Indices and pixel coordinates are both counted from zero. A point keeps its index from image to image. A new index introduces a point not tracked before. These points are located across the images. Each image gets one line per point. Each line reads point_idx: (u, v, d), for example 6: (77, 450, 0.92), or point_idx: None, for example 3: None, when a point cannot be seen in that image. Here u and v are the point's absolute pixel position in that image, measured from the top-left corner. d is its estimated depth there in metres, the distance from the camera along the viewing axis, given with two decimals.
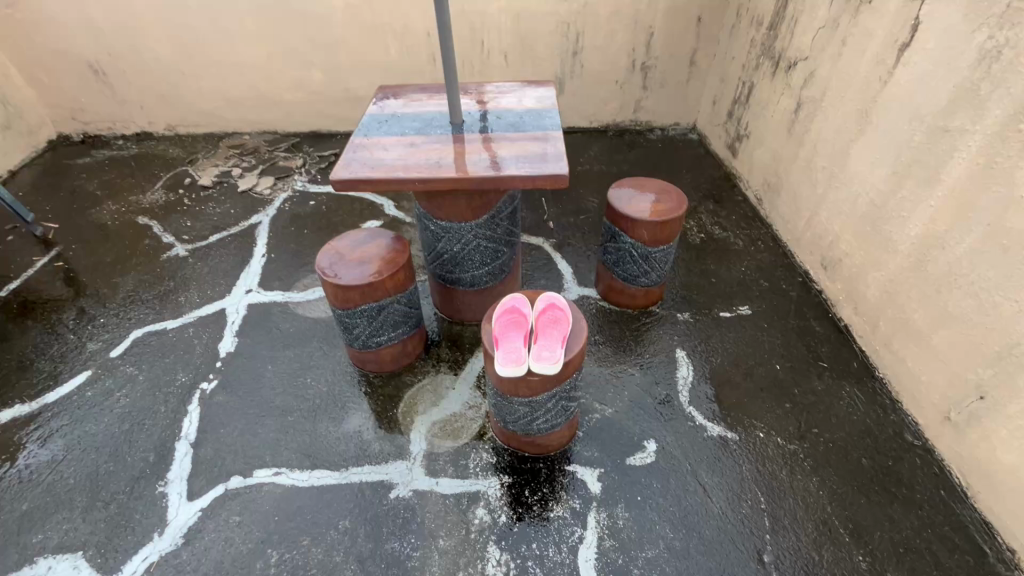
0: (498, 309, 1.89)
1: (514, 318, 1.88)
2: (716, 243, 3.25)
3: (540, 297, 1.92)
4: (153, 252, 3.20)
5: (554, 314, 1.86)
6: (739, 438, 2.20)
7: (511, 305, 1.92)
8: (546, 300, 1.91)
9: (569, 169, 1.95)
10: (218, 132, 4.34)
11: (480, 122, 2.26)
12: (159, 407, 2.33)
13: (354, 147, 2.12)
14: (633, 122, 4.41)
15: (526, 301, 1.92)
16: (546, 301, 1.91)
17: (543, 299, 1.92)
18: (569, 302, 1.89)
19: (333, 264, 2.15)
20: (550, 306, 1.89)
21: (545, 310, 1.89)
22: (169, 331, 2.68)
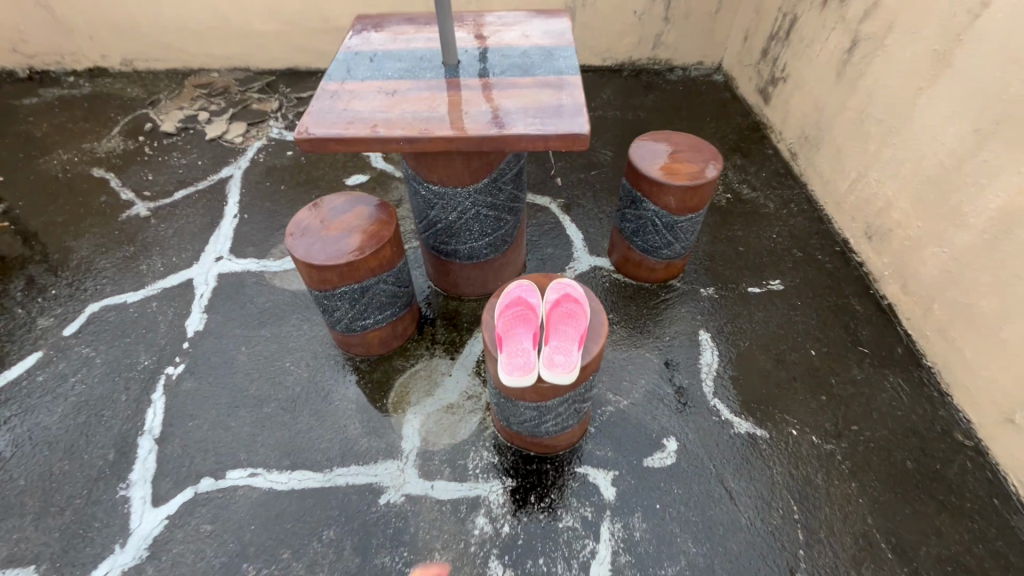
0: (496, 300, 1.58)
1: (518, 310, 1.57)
2: (743, 205, 2.89)
3: (550, 285, 1.62)
4: (110, 211, 2.84)
5: (567, 305, 1.56)
6: (769, 435, 1.97)
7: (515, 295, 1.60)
8: (557, 288, 1.61)
9: (590, 126, 1.57)
10: (182, 69, 3.84)
11: (480, 63, 1.85)
12: (119, 395, 2.07)
13: (325, 96, 1.72)
14: (651, 59, 3.91)
15: (533, 290, 1.61)
16: (556, 289, 1.61)
17: (553, 287, 1.61)
18: (588, 292, 1.57)
19: (306, 238, 1.82)
20: (565, 297, 1.58)
21: (557, 300, 1.58)
22: (130, 305, 2.38)
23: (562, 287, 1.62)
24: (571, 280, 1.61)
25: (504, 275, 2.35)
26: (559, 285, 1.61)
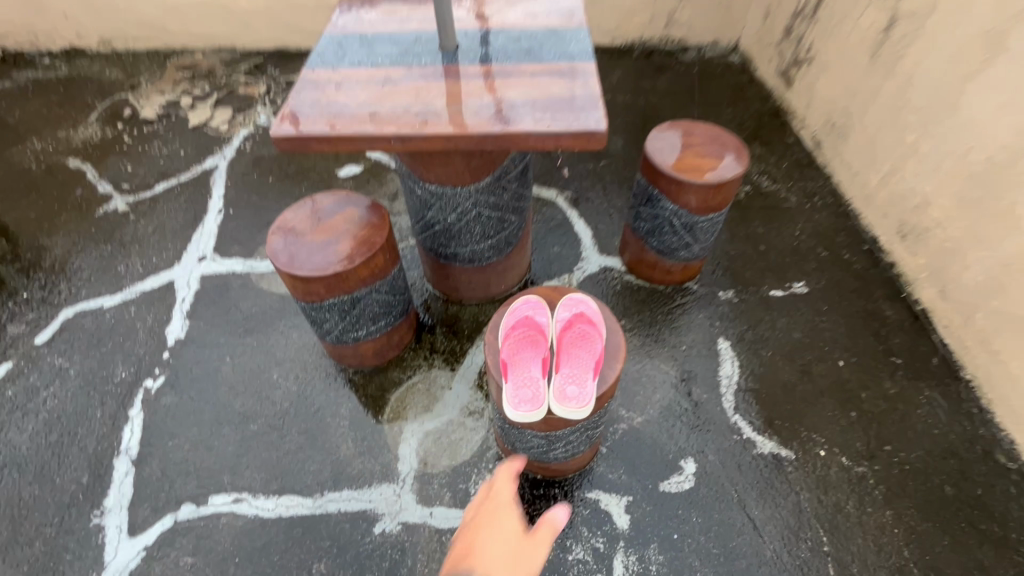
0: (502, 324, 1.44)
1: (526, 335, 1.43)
2: (764, 198, 2.69)
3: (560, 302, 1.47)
4: (86, 205, 2.66)
5: (580, 326, 1.41)
6: (795, 457, 1.82)
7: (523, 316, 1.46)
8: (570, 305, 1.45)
9: (607, 122, 1.38)
10: (164, 48, 3.60)
11: (481, 46, 1.64)
12: (95, 411, 1.93)
13: (306, 86, 1.53)
14: (663, 38, 3.66)
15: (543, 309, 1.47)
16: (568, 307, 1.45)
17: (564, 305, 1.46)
18: (604, 312, 1.40)
19: (289, 245, 1.64)
20: (579, 318, 1.42)
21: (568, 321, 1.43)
22: (106, 310, 2.22)
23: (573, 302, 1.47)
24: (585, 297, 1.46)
25: (507, 278, 2.18)
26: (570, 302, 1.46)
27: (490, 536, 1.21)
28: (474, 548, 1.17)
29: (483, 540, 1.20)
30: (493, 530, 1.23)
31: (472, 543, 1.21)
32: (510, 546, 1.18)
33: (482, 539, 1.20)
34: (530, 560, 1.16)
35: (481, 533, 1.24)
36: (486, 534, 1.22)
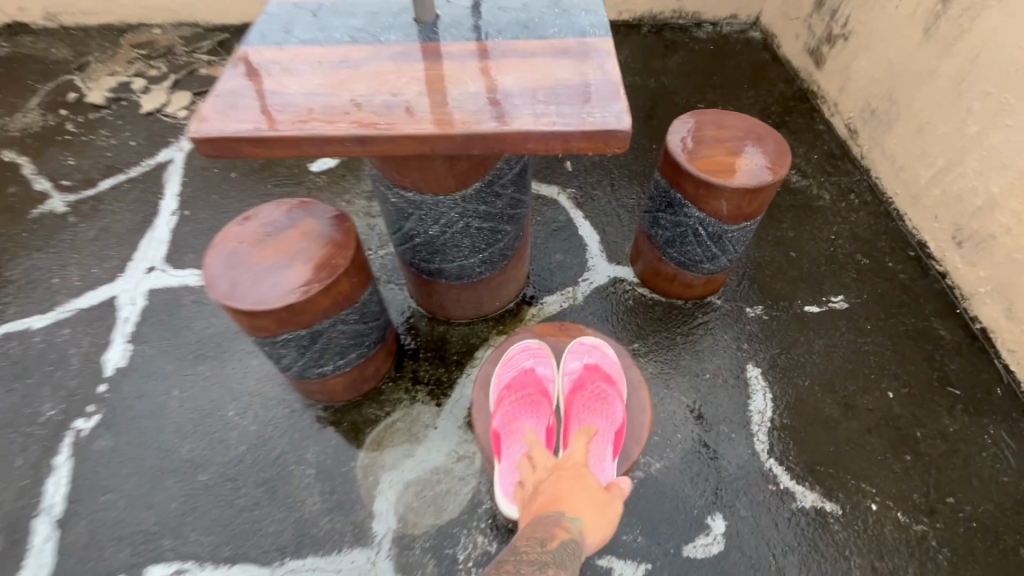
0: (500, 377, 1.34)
1: (529, 388, 1.34)
2: (794, 196, 2.37)
3: (569, 347, 1.38)
4: (20, 206, 2.32)
5: (596, 384, 1.34)
6: (842, 512, 1.54)
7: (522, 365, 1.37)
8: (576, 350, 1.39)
9: (630, 117, 1.05)
10: (116, 23, 3.20)
11: (470, 17, 1.31)
12: (14, 459, 1.63)
13: (242, 70, 1.19)
14: (676, 12, 3.29)
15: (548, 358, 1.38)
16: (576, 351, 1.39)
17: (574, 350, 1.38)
18: (618, 369, 1.35)
19: (231, 268, 1.33)
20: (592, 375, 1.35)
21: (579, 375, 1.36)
22: (35, 333, 1.91)
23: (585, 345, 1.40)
24: (600, 346, 1.38)
25: (502, 294, 1.87)
26: (582, 347, 1.38)
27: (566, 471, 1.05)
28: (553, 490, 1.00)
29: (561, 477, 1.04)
30: (570, 467, 1.06)
31: (547, 480, 1.04)
32: (591, 488, 1.03)
33: (562, 476, 1.03)
34: (607, 511, 1.01)
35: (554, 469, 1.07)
36: (564, 469, 1.06)
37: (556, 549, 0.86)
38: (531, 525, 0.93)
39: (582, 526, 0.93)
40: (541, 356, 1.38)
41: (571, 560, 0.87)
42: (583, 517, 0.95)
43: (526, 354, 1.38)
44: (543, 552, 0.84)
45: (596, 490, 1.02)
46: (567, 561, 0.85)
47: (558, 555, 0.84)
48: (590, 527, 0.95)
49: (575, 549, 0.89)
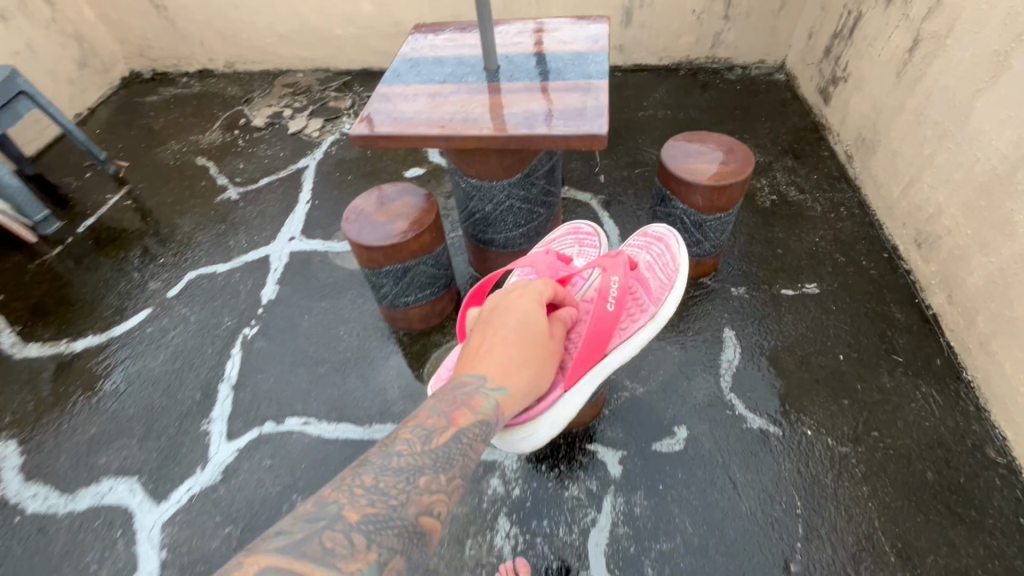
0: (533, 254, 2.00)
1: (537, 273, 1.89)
2: (789, 207, 2.85)
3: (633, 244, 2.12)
4: (209, 194, 3.33)
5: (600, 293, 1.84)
6: (783, 433, 2.00)
7: (571, 251, 2.18)
8: (637, 242, 2.15)
9: (608, 129, 1.70)
10: (273, 70, 4.30)
11: (521, 68, 2.02)
12: (207, 348, 2.48)
13: (380, 98, 1.96)
14: (710, 58, 3.89)
15: (595, 249, 2.14)
16: (636, 241, 2.16)
17: (635, 244, 2.14)
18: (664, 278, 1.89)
19: (360, 221, 2.08)
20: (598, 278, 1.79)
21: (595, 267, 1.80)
22: (219, 274, 2.81)
23: (651, 236, 2.10)
24: (658, 243, 2.04)
25: None
26: (645, 241, 2.09)
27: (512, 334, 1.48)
28: (487, 354, 1.42)
29: (507, 341, 1.46)
30: (506, 343, 1.45)
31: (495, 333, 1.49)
32: (518, 368, 1.41)
33: (503, 350, 1.44)
34: (513, 382, 1.38)
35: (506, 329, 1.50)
36: (511, 335, 1.48)
37: (449, 438, 1.16)
38: (443, 403, 1.25)
39: (489, 389, 1.33)
40: (587, 247, 2.16)
41: (454, 461, 1.13)
42: (499, 392, 1.34)
43: (574, 240, 2.21)
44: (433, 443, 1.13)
45: (525, 376, 1.41)
46: (454, 456, 1.13)
47: (445, 451, 1.12)
48: (498, 389, 1.34)
49: (479, 434, 1.21)
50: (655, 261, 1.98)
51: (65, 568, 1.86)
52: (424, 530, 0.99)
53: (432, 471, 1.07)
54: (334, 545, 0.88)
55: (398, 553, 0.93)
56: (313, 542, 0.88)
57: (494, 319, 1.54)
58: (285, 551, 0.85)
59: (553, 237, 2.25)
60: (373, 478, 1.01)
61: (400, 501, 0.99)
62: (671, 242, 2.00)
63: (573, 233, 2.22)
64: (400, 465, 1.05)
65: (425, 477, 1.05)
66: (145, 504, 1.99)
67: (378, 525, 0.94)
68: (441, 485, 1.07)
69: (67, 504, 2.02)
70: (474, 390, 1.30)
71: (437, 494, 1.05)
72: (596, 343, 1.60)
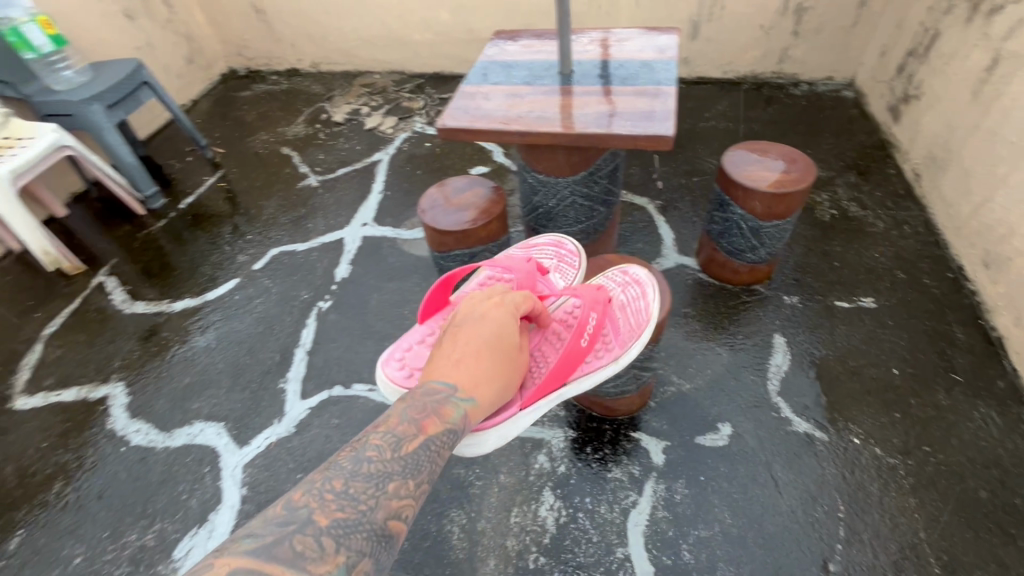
0: (513, 260, 1.97)
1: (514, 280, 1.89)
2: (850, 222, 2.84)
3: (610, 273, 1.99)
4: (292, 181, 3.65)
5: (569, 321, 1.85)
6: (829, 439, 2.03)
7: (549, 263, 2.13)
8: (615, 276, 1.97)
9: (675, 131, 1.82)
10: (353, 71, 4.64)
11: (593, 73, 2.17)
12: (286, 316, 2.74)
13: (463, 96, 2.15)
14: (776, 73, 3.91)
15: (573, 270, 2.07)
16: (613, 275, 1.98)
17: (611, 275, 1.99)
18: (631, 321, 1.80)
19: (434, 207, 2.27)
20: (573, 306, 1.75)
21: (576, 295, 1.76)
22: (299, 252, 3.08)
23: (630, 275, 1.92)
24: (637, 281, 1.89)
25: None
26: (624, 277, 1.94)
27: (484, 346, 1.50)
28: (461, 362, 1.44)
29: (478, 351, 1.49)
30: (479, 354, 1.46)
31: (469, 340, 1.50)
32: (484, 382, 1.43)
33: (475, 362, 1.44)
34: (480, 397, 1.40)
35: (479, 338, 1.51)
36: (483, 344, 1.50)
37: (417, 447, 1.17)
38: (413, 409, 1.26)
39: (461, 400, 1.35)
40: (566, 262, 2.11)
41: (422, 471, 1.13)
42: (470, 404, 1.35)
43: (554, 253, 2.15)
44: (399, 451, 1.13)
45: (492, 390, 1.44)
46: (423, 462, 1.15)
47: (414, 458, 1.14)
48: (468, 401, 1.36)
49: (446, 441, 1.23)
50: (628, 303, 1.85)
51: (162, 494, 2.11)
52: (392, 533, 1.00)
53: (399, 477, 1.08)
54: (304, 548, 0.88)
55: (367, 557, 0.93)
56: (283, 545, 0.87)
57: (470, 324, 1.56)
58: (255, 553, 0.84)
59: (533, 242, 2.21)
60: (343, 483, 1.02)
61: (369, 506, 1.00)
62: (648, 289, 1.84)
63: (555, 246, 2.16)
64: (370, 471, 1.05)
65: (394, 482, 1.06)
66: (230, 447, 2.24)
67: (347, 530, 0.94)
68: (410, 491, 1.08)
69: (164, 440, 2.29)
70: (444, 397, 1.32)
71: (405, 499, 1.06)
72: (561, 373, 1.62)
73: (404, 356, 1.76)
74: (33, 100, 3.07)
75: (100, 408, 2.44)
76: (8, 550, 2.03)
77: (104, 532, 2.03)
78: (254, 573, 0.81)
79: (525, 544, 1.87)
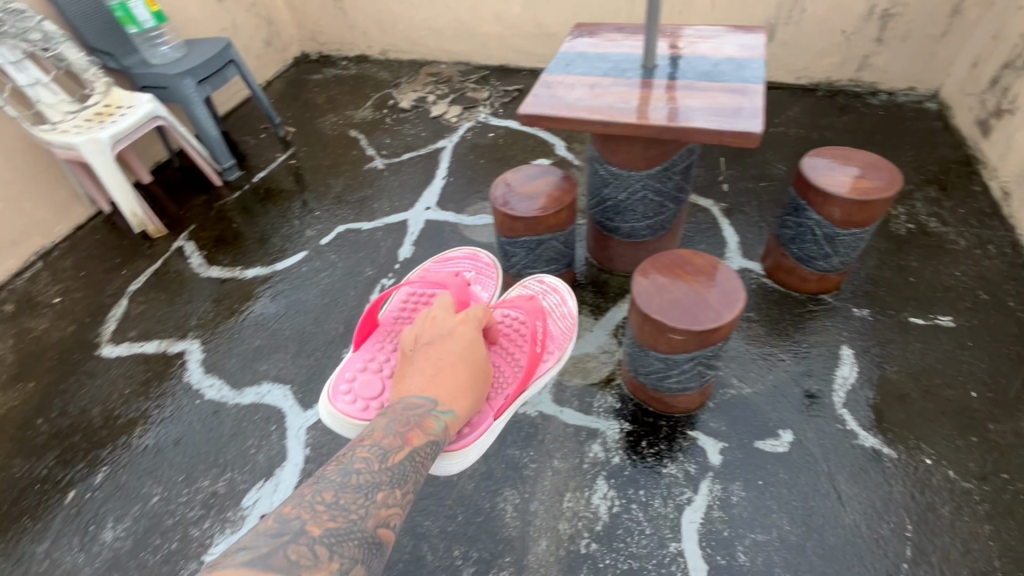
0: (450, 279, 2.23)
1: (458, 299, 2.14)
2: (928, 238, 2.73)
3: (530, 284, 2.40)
4: (359, 162, 3.77)
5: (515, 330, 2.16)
6: (898, 456, 1.96)
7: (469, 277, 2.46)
8: (532, 285, 2.41)
9: (764, 129, 1.80)
10: (420, 60, 4.74)
11: (676, 68, 2.16)
12: (351, 290, 2.84)
13: (544, 85, 2.18)
14: (853, 81, 3.77)
15: (492, 283, 2.44)
16: (531, 284, 2.41)
17: (530, 286, 2.40)
18: (563, 325, 2.24)
19: (505, 193, 2.31)
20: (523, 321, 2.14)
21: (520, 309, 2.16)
22: (364, 230, 3.19)
23: (546, 284, 2.39)
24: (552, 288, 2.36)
25: None
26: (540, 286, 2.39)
27: (459, 360, 1.74)
28: (440, 379, 1.66)
29: (453, 364, 1.72)
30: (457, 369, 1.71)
31: (441, 357, 1.73)
32: (465, 395, 1.69)
33: (456, 378, 1.69)
34: (462, 404, 1.67)
35: (451, 354, 1.76)
36: (457, 361, 1.74)
37: (405, 460, 1.37)
38: (397, 424, 1.46)
39: (451, 413, 1.60)
40: (483, 273, 2.48)
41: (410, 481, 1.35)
42: (454, 414, 1.62)
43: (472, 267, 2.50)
44: (391, 464, 1.33)
45: (472, 401, 1.70)
46: (410, 473, 1.35)
47: (402, 469, 1.34)
48: (456, 411, 1.63)
49: (427, 453, 1.44)
50: (555, 309, 2.29)
51: (233, 447, 2.24)
52: (381, 540, 1.18)
53: (389, 488, 1.28)
54: (298, 557, 1.03)
55: (359, 562, 1.10)
56: (279, 554, 1.02)
57: (440, 341, 1.79)
58: (253, 563, 0.99)
59: (447, 257, 2.54)
60: (334, 495, 1.18)
61: (359, 515, 1.17)
62: (566, 298, 2.32)
63: (472, 259, 2.52)
64: (360, 482, 1.24)
65: (382, 492, 1.25)
66: (295, 409, 2.35)
67: (339, 537, 1.11)
68: (396, 499, 1.27)
69: (235, 397, 2.43)
70: (426, 412, 1.54)
71: (394, 506, 1.26)
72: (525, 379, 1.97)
73: (351, 385, 1.92)
74: (132, 71, 3.30)
75: (177, 362, 2.60)
76: (94, 483, 2.19)
77: (179, 476, 2.17)
78: None
79: (577, 530, 1.89)
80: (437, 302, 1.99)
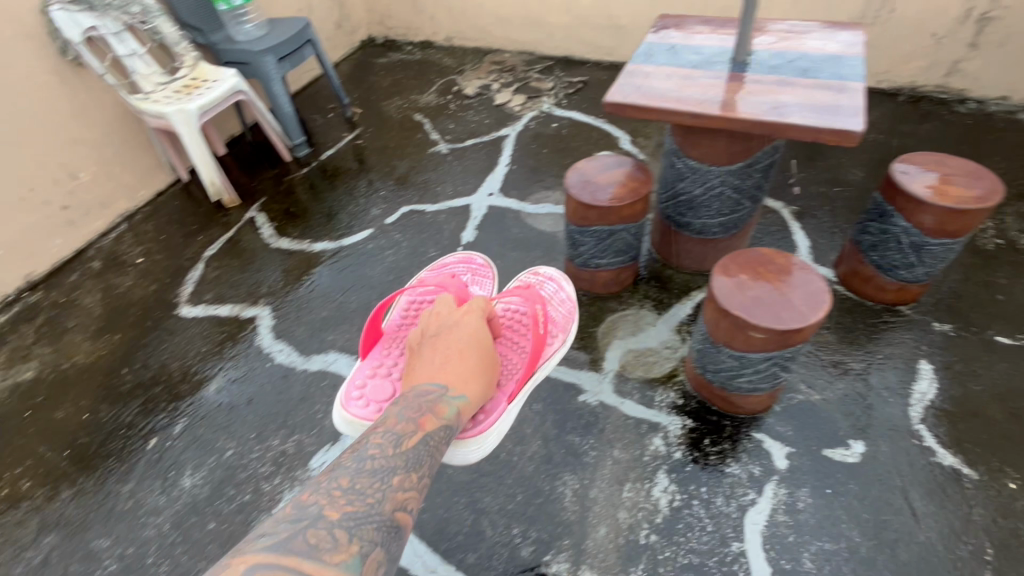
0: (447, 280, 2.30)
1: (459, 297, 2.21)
2: (1019, 254, 2.59)
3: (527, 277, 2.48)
4: (424, 146, 3.84)
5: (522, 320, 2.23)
6: (979, 478, 1.89)
7: (467, 279, 2.52)
8: (528, 278, 2.48)
9: (864, 128, 1.75)
10: (485, 48, 4.77)
11: (767, 63, 2.11)
12: (415, 269, 2.90)
13: (629, 74, 2.16)
14: (940, 87, 3.59)
15: (488, 280, 2.51)
16: (527, 277, 2.48)
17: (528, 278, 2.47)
18: (563, 309, 2.31)
19: (580, 182, 2.31)
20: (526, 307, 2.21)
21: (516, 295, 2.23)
22: (427, 212, 3.25)
23: (542, 275, 2.46)
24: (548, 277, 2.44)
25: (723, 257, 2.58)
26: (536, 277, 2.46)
27: (465, 346, 1.80)
28: (448, 367, 1.70)
29: (461, 351, 1.78)
30: (464, 354, 1.77)
31: (449, 345, 1.79)
32: (475, 379, 1.73)
33: (465, 364, 1.74)
34: (474, 387, 1.71)
35: (459, 342, 1.82)
36: (464, 349, 1.79)
37: (419, 444, 1.40)
38: (409, 410, 1.50)
39: (463, 396, 1.64)
40: (479, 274, 2.54)
41: (425, 465, 1.37)
42: (466, 398, 1.65)
43: (467, 269, 2.56)
44: (404, 449, 1.36)
45: (483, 384, 1.74)
46: (424, 457, 1.38)
47: (416, 454, 1.36)
48: (468, 393, 1.67)
49: (441, 436, 1.47)
50: (553, 296, 2.36)
51: (301, 411, 2.33)
52: (400, 523, 1.19)
53: (403, 472, 1.30)
54: (318, 541, 1.04)
55: (378, 545, 1.11)
56: (298, 539, 1.03)
57: (447, 332, 1.85)
58: (273, 549, 1.00)
59: (442, 262, 2.59)
60: (348, 481, 1.21)
61: (376, 500, 1.19)
62: (563, 285, 2.39)
63: (466, 262, 2.58)
64: (375, 468, 1.27)
65: (398, 476, 1.28)
66: None
67: (358, 521, 1.12)
68: (413, 483, 1.29)
69: (303, 363, 2.52)
70: (438, 397, 1.58)
71: (410, 489, 1.27)
72: (532, 363, 2.02)
73: (362, 390, 1.95)
74: (218, 48, 3.45)
75: (249, 326, 2.72)
76: (173, 433, 2.32)
77: (251, 434, 2.28)
78: (274, 566, 0.96)
79: (637, 520, 1.89)
80: (439, 300, 2.05)
